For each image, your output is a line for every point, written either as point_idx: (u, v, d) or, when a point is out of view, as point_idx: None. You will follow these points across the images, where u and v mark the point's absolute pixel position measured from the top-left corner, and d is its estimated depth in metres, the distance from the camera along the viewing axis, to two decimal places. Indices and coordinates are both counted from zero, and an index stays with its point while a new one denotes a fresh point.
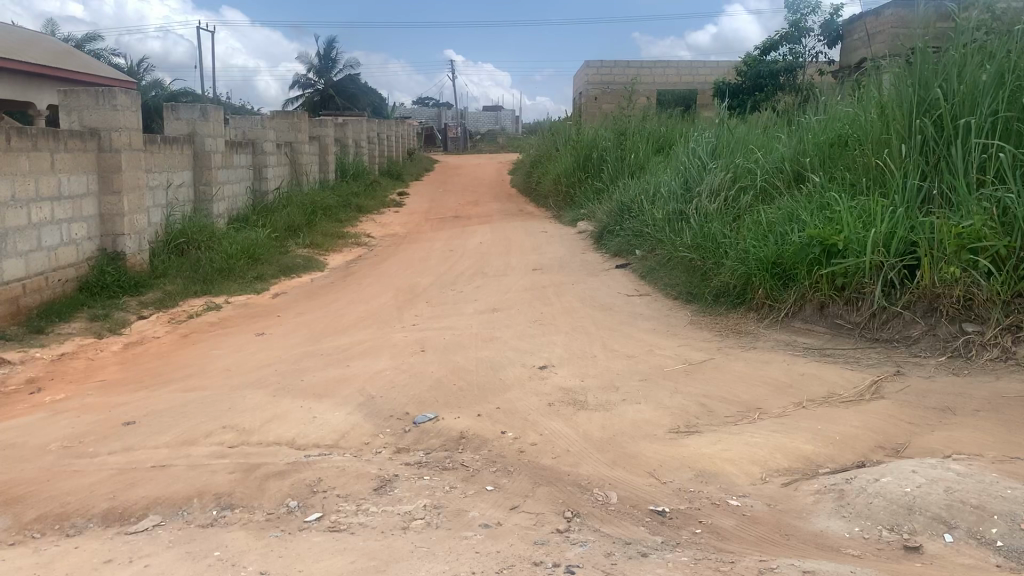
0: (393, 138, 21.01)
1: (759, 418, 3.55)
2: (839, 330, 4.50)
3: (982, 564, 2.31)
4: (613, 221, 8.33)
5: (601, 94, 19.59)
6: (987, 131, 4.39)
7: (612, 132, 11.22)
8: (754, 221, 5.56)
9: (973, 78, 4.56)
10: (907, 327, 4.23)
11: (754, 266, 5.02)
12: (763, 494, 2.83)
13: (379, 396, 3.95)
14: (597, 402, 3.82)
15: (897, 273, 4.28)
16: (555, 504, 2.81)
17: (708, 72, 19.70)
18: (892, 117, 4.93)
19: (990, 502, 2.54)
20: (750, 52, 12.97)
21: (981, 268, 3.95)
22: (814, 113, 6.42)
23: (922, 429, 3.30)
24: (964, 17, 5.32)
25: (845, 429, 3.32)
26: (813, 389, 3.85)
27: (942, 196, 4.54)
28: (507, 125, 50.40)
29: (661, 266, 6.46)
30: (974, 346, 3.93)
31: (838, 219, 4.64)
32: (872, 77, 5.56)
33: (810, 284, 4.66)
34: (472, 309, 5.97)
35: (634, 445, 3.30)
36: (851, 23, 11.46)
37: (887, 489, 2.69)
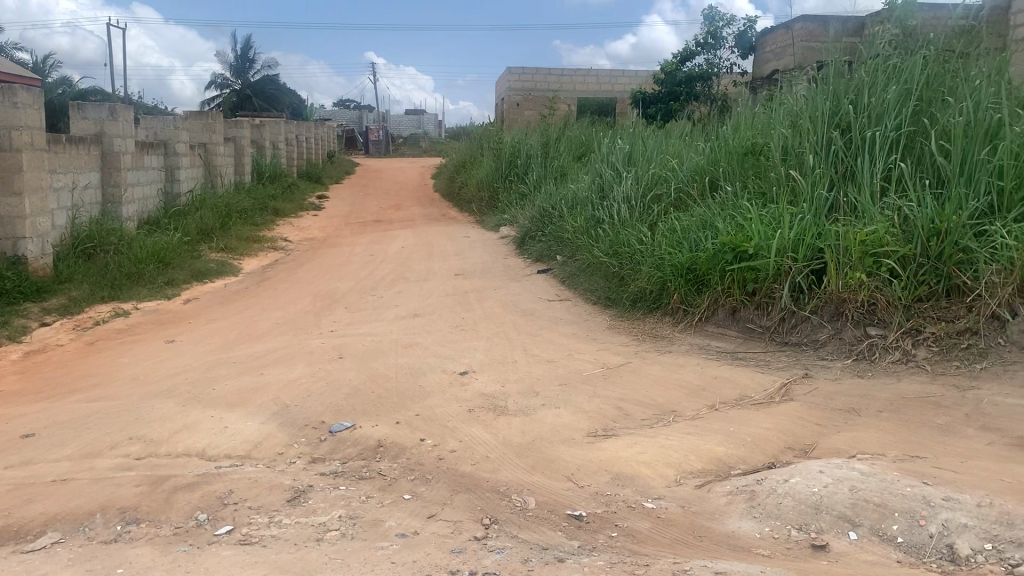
0: (313, 142, 20.69)
1: (674, 421, 3.62)
2: (750, 334, 4.61)
3: (884, 560, 2.40)
4: (533, 227, 8.37)
5: (523, 100, 19.72)
6: (891, 145, 4.60)
7: (534, 139, 11.30)
8: (669, 228, 5.66)
9: (878, 94, 4.78)
10: (815, 331, 4.36)
11: (669, 271, 5.11)
12: (677, 496, 2.87)
13: (294, 404, 3.87)
14: (517, 408, 3.83)
15: (804, 278, 4.40)
16: (473, 512, 2.80)
17: (627, 81, 20.06)
18: (803, 129, 5.11)
19: (892, 500, 2.64)
20: (667, 61, 13.19)
21: (884, 274, 4.11)
22: (728, 125, 6.58)
23: (829, 430, 3.41)
24: (870, 37, 5.57)
25: (755, 430, 3.41)
26: (726, 392, 3.93)
27: (847, 205, 4.70)
28: (430, 129, 50.31)
29: (581, 272, 6.52)
30: (877, 349, 4.07)
31: (749, 225, 4.74)
32: (787, 91, 5.76)
33: (723, 289, 4.77)
34: (392, 314, 5.91)
35: (552, 450, 3.31)
36: (764, 36, 11.82)
37: (795, 489, 2.77)
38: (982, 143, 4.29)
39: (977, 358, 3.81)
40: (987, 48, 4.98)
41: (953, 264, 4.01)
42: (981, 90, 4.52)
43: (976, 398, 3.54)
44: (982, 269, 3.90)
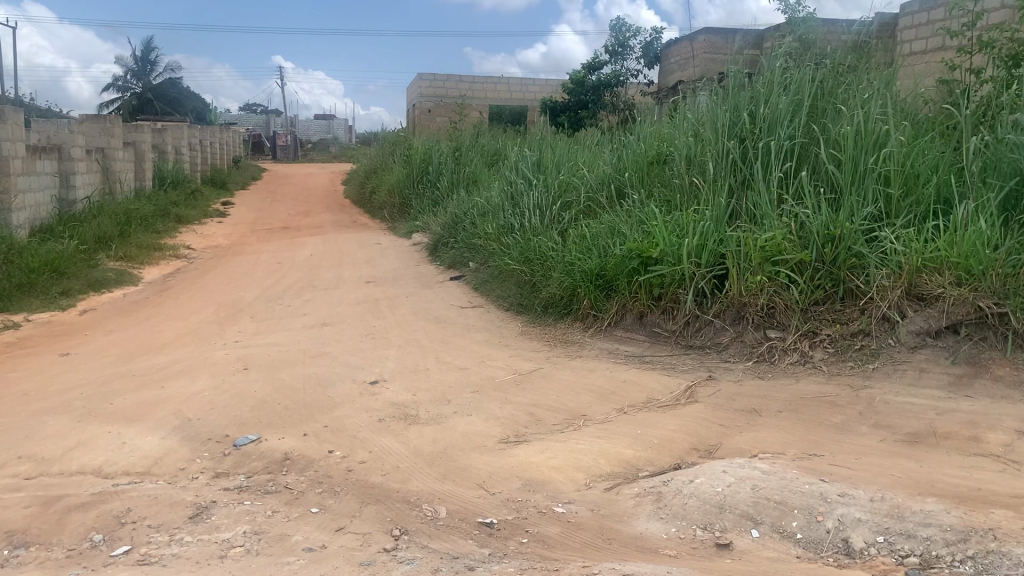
0: (218, 147, 20.16)
1: (584, 425, 3.66)
2: (657, 338, 4.71)
3: (785, 556, 2.47)
4: (445, 234, 8.35)
5: (434, 107, 19.65)
6: (785, 154, 4.78)
7: (445, 146, 11.28)
8: (579, 234, 5.74)
9: (774, 106, 4.96)
10: (718, 334, 4.48)
11: (579, 277, 5.18)
12: (587, 500, 2.90)
13: (197, 418, 3.75)
14: (428, 416, 3.80)
15: (707, 283, 4.53)
16: (383, 523, 2.76)
17: (537, 89, 20.26)
18: (704, 138, 5.26)
19: (791, 498, 2.74)
20: (576, 69, 13.37)
21: (782, 278, 4.25)
22: (634, 134, 6.71)
23: (732, 430, 3.50)
24: (767, 51, 5.78)
25: (662, 433, 3.48)
26: (634, 395, 4.00)
27: (747, 212, 4.85)
28: (340, 134, 49.68)
29: (493, 279, 6.54)
30: (776, 351, 4.21)
31: (654, 232, 4.84)
32: (690, 101, 5.92)
33: (631, 294, 4.86)
34: (300, 323, 5.80)
35: (463, 458, 3.30)
36: (669, 47, 12.11)
37: (700, 489, 2.84)
38: (872, 154, 4.51)
39: (869, 358, 3.97)
40: (875, 64, 5.23)
41: (846, 269, 4.19)
42: (870, 103, 4.75)
43: (869, 397, 3.70)
44: (872, 273, 4.09)
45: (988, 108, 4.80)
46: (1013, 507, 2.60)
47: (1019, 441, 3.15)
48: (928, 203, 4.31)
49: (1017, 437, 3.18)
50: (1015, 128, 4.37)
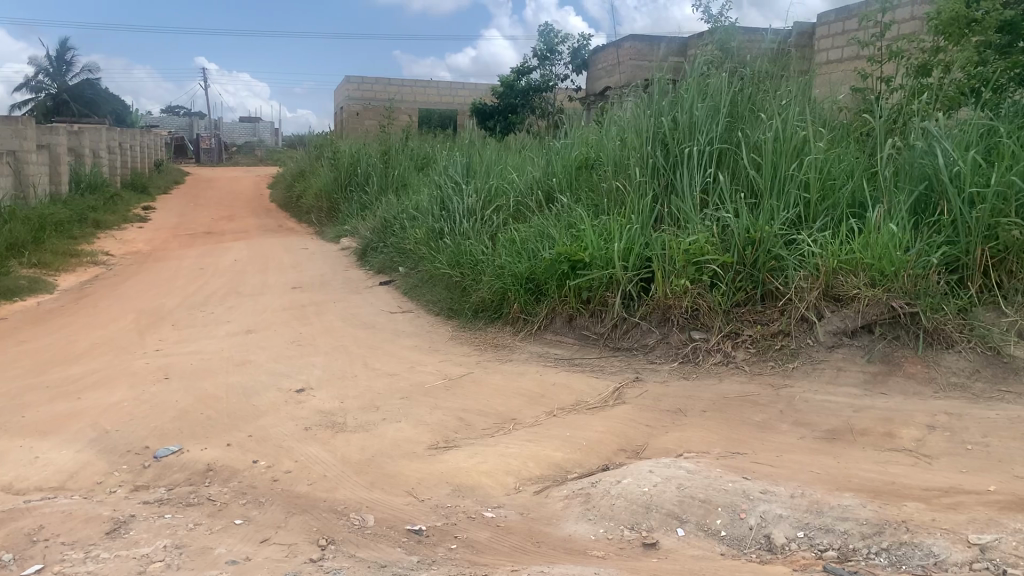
0: (138, 150, 19.59)
1: (514, 429, 3.67)
2: (586, 341, 4.76)
3: (709, 553, 2.52)
4: (374, 238, 8.28)
5: (362, 110, 19.48)
6: (708, 159, 4.88)
7: (374, 150, 11.19)
8: (508, 238, 5.75)
9: (697, 112, 5.06)
10: (645, 336, 4.55)
11: (509, 281, 5.20)
12: (516, 504, 2.91)
13: (115, 430, 3.63)
14: (356, 424, 3.76)
15: (634, 286, 4.60)
16: (309, 533, 2.72)
17: (467, 94, 20.29)
18: (630, 143, 5.33)
19: (715, 496, 2.80)
20: (505, 74, 13.41)
21: (706, 281, 4.34)
22: (563, 139, 6.76)
23: (658, 431, 3.56)
24: (691, 58, 5.90)
25: (591, 434, 3.51)
26: (563, 398, 4.03)
27: (672, 216, 4.94)
28: (266, 137, 48.86)
29: (423, 283, 6.51)
30: (701, 352, 4.30)
31: (582, 236, 4.89)
32: (616, 107, 5.99)
33: (560, 297, 4.90)
34: (224, 331, 5.68)
35: (392, 465, 3.28)
36: (597, 53, 12.26)
37: (628, 490, 2.88)
38: (790, 159, 4.64)
39: (789, 358, 4.08)
40: (793, 73, 5.39)
41: (766, 271, 4.30)
42: (788, 110, 4.88)
43: (789, 396, 3.80)
44: (791, 275, 4.20)
45: (899, 116, 4.99)
46: (924, 499, 2.70)
47: (930, 436, 3.28)
48: (843, 207, 4.46)
49: (928, 432, 3.31)
50: (923, 135, 4.55)
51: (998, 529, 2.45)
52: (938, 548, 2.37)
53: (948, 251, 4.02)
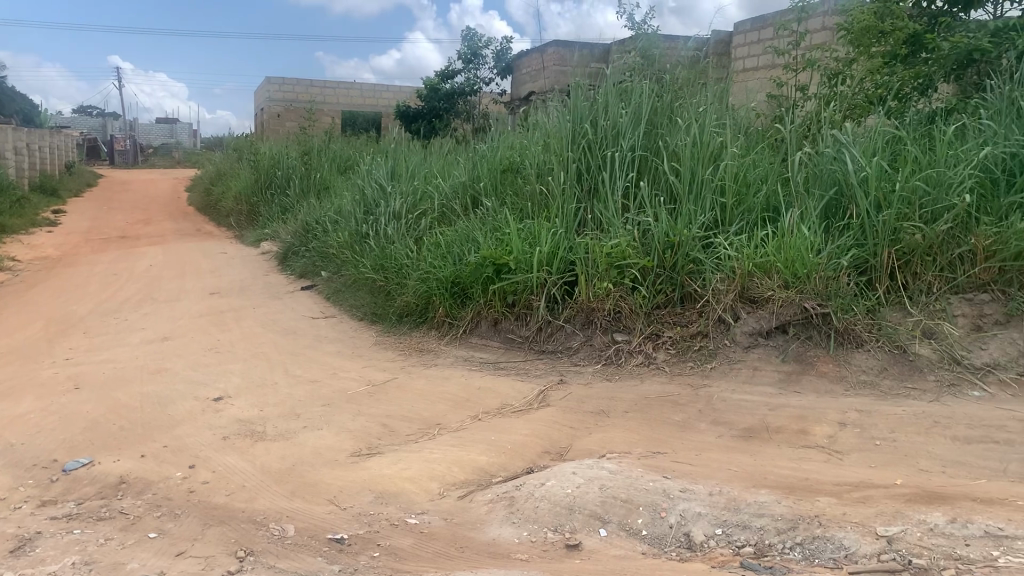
0: (47, 151, 18.85)
1: (438, 434, 3.65)
2: (511, 344, 4.78)
3: (631, 553, 2.55)
4: (296, 242, 8.14)
5: (283, 112, 19.16)
6: (629, 164, 4.96)
7: (295, 152, 11.02)
8: (432, 241, 5.73)
9: (617, 117, 5.13)
10: (569, 339, 4.59)
11: (433, 285, 5.17)
12: (440, 509, 2.90)
13: (20, 443, 3.48)
14: (277, 432, 3.69)
15: (558, 289, 4.63)
16: (227, 545, 2.66)
17: (390, 96, 20.17)
18: (553, 147, 5.36)
19: (637, 496, 2.84)
20: (429, 76, 13.36)
21: (627, 284, 4.41)
22: (487, 143, 6.77)
23: (581, 432, 3.59)
24: (611, 65, 5.98)
25: (515, 438, 3.52)
26: (488, 402, 4.03)
27: (594, 220, 4.99)
28: (184, 138, 47.62)
29: (346, 288, 6.43)
30: (623, 353, 4.36)
31: (505, 240, 4.90)
32: (540, 112, 6.04)
33: (484, 301, 4.90)
34: (138, 338, 5.51)
35: (313, 474, 3.23)
36: (521, 57, 12.33)
37: (551, 492, 2.90)
38: (707, 165, 4.74)
39: (707, 358, 4.17)
40: (710, 80, 5.51)
41: (686, 274, 4.39)
42: (705, 117, 4.99)
43: (708, 395, 3.88)
44: (709, 278, 4.30)
45: (811, 123, 5.16)
46: (836, 494, 2.80)
47: (841, 432, 3.39)
48: (758, 211, 4.58)
49: (840, 428, 3.42)
50: (834, 142, 4.71)
51: (905, 520, 2.55)
52: (848, 541, 2.45)
53: (857, 254, 4.16)
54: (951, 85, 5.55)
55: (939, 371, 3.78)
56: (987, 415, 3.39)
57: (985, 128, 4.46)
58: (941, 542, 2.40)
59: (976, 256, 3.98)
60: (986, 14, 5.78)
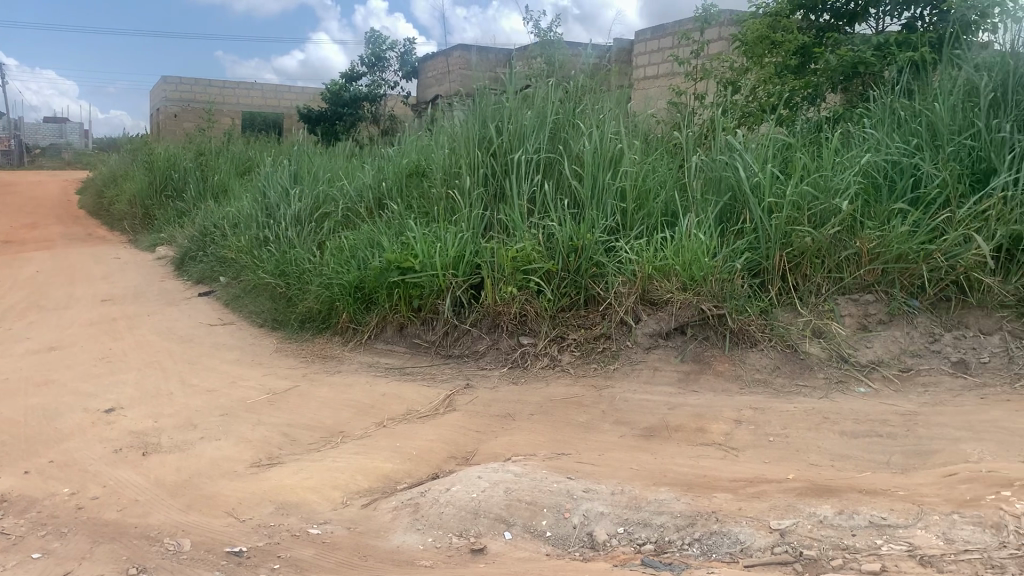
0: None
1: (341, 442, 3.60)
2: (417, 349, 4.75)
3: (535, 554, 2.57)
4: (193, 247, 7.88)
5: (180, 112, 18.58)
6: (534, 168, 5.00)
7: (193, 154, 10.69)
8: (335, 245, 5.63)
9: (521, 123, 5.17)
10: (475, 342, 4.60)
11: (336, 290, 5.09)
12: (343, 518, 2.85)
13: None
14: (172, 444, 3.57)
15: (464, 293, 4.63)
16: (117, 562, 2.55)
17: (293, 98, 19.82)
18: (459, 151, 5.36)
19: (541, 498, 2.86)
20: (334, 81, 13.06)
21: (533, 287, 4.44)
22: (392, 147, 6.72)
23: (487, 436, 3.60)
24: (515, 70, 6.02)
25: (420, 443, 3.50)
26: (392, 408, 4.00)
27: (499, 224, 5.01)
28: (74, 138, 45.59)
29: (246, 293, 6.26)
30: (529, 356, 4.39)
31: (410, 244, 4.86)
32: (446, 116, 6.03)
33: (389, 306, 4.85)
34: (22, 348, 5.24)
35: (211, 486, 3.13)
36: (427, 61, 12.30)
37: (456, 497, 2.89)
38: (609, 170, 4.83)
39: (610, 359, 4.25)
40: (612, 88, 5.62)
41: (589, 277, 4.47)
42: (607, 123, 5.08)
43: (611, 396, 3.95)
44: (611, 280, 4.38)
45: (708, 130, 5.31)
46: (732, 490, 2.88)
47: (737, 430, 3.50)
48: (658, 216, 4.69)
49: (736, 426, 3.53)
50: (729, 149, 4.86)
51: (796, 513, 2.65)
52: (744, 535, 2.53)
53: (751, 257, 4.31)
54: (838, 95, 5.81)
55: (828, 369, 3.95)
56: (872, 410, 3.56)
57: (869, 137, 4.69)
58: (830, 533, 2.51)
59: (861, 258, 4.17)
60: (868, 28, 6.08)
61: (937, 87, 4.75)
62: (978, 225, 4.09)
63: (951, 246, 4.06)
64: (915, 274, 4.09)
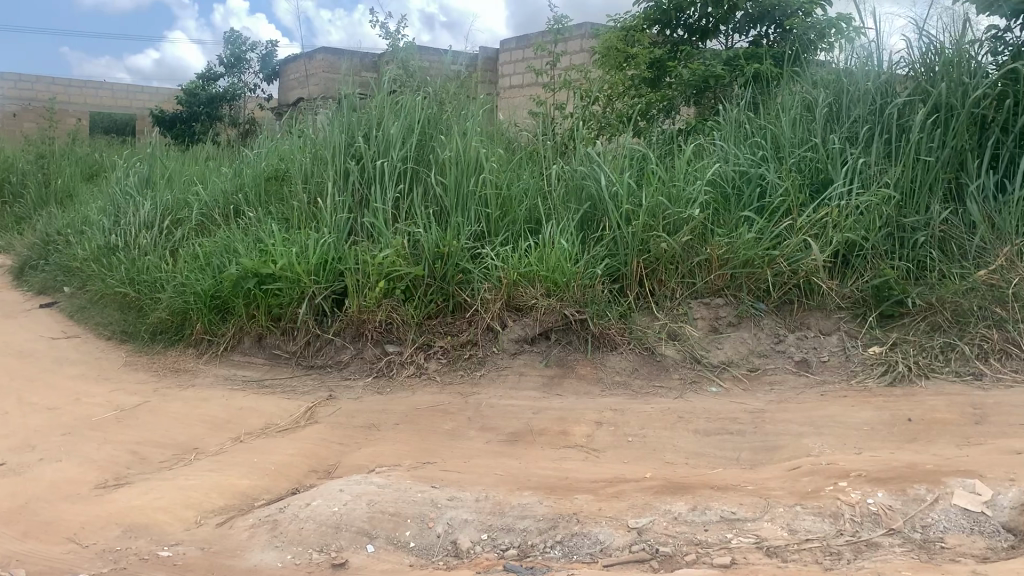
0: None
1: (195, 459, 3.45)
2: (277, 360, 4.62)
3: (398, 566, 2.54)
4: (34, 256, 7.37)
5: (20, 110, 17.38)
6: (397, 175, 4.95)
7: (33, 156, 10.01)
8: (189, 253, 5.39)
9: (385, 129, 5.12)
10: (339, 352, 4.51)
11: (190, 299, 4.87)
12: (196, 539, 2.73)
13: None
14: (6, 467, 3.32)
15: (327, 302, 4.53)
16: None
17: (146, 98, 18.90)
18: (320, 156, 5.25)
19: (404, 508, 2.84)
20: (190, 81, 12.60)
21: (398, 295, 4.39)
22: (251, 151, 6.51)
23: (349, 448, 3.53)
24: (377, 74, 5.95)
25: (279, 458, 3.40)
26: (251, 422, 3.86)
27: (363, 230, 4.94)
28: None
29: (92, 304, 5.91)
30: (394, 365, 4.34)
31: (268, 250, 4.71)
32: (308, 119, 5.90)
33: (247, 316, 4.69)
34: None
35: (50, 511, 2.93)
36: (289, 63, 12.00)
37: (316, 511, 2.82)
38: (473, 177, 4.86)
39: (476, 366, 4.26)
40: (475, 97, 5.65)
41: (455, 284, 4.46)
42: (470, 131, 5.11)
43: (476, 402, 3.96)
44: (477, 287, 4.40)
45: (568, 140, 5.43)
46: (592, 491, 2.95)
47: (598, 431, 3.58)
48: (522, 223, 4.75)
49: (597, 428, 3.61)
50: (591, 157, 4.98)
51: (653, 511, 2.73)
52: (603, 535, 2.59)
53: (610, 262, 4.42)
54: (691, 108, 6.07)
55: (683, 370, 4.11)
56: (723, 409, 3.73)
57: (720, 148, 4.91)
58: (684, 529, 2.60)
59: (712, 264, 4.36)
60: (719, 44, 6.36)
61: (781, 103, 5.03)
62: (817, 232, 4.35)
63: (793, 251, 4.30)
64: (760, 279, 4.31)
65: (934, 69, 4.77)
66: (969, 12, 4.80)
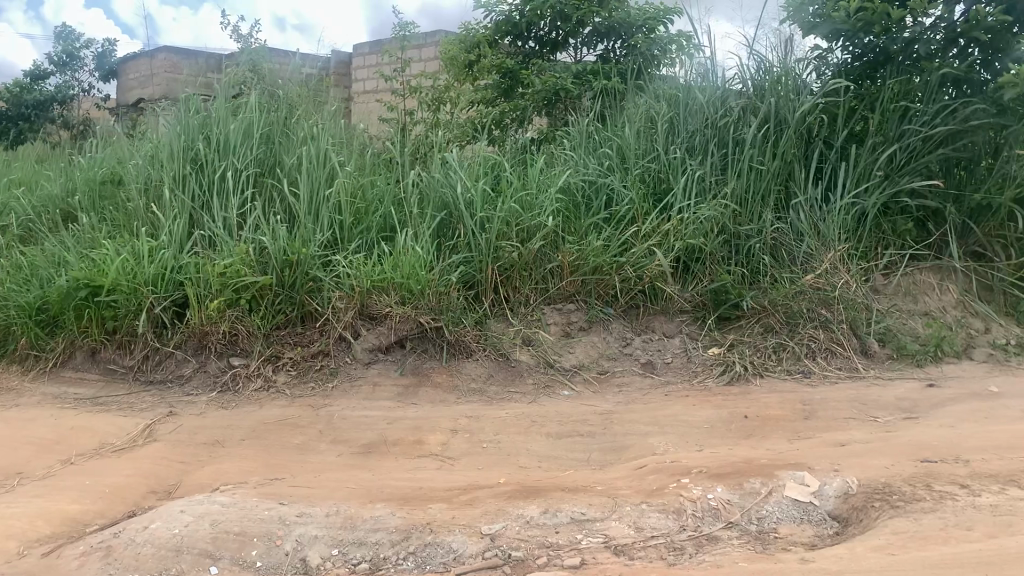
0: None
1: (18, 485, 3.19)
2: (112, 376, 4.35)
3: None
4: None
5: None
6: (242, 181, 4.78)
7: None
8: (12, 262, 4.99)
9: (228, 132, 4.94)
10: (180, 366, 4.29)
11: (13, 312, 4.51)
12: (19, 571, 2.52)
13: None
14: None
15: (168, 313, 4.31)
16: None
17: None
18: (160, 160, 4.99)
19: (251, 527, 2.73)
20: (17, 81, 11.75)
21: (244, 304, 4.23)
22: (84, 154, 6.12)
23: (192, 467, 3.37)
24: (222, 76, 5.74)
25: (115, 480, 3.20)
26: (83, 443, 3.62)
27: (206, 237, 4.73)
28: None
29: None
30: (241, 378, 4.18)
31: (101, 258, 4.43)
32: (148, 121, 5.61)
33: (80, 330, 4.39)
34: None
35: None
36: (128, 63, 11.39)
37: (155, 535, 2.67)
38: (324, 184, 4.77)
39: (329, 377, 4.17)
40: (325, 102, 5.55)
41: (305, 292, 4.35)
42: (320, 137, 5.01)
43: (328, 414, 3.87)
44: (328, 295, 4.30)
45: (421, 147, 5.41)
46: (446, 499, 2.94)
47: (452, 439, 3.58)
48: (375, 231, 4.70)
49: (451, 435, 3.61)
50: (443, 165, 4.98)
51: (505, 516, 2.75)
52: (456, 544, 2.58)
53: (464, 270, 4.43)
54: (543, 118, 6.17)
55: (536, 374, 4.18)
56: (574, 412, 3.81)
57: (570, 158, 5.02)
58: (536, 532, 2.64)
59: (563, 271, 4.46)
60: (568, 56, 6.52)
61: (626, 115, 5.21)
62: (660, 240, 4.53)
63: (638, 258, 4.46)
64: (608, 284, 4.45)
65: (764, 86, 5.06)
66: (795, 33, 5.14)
